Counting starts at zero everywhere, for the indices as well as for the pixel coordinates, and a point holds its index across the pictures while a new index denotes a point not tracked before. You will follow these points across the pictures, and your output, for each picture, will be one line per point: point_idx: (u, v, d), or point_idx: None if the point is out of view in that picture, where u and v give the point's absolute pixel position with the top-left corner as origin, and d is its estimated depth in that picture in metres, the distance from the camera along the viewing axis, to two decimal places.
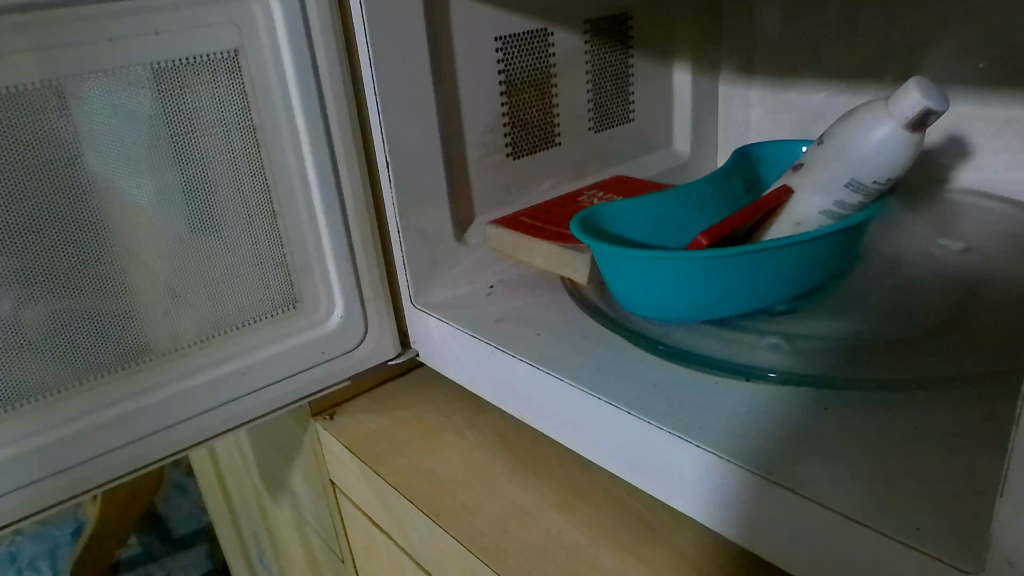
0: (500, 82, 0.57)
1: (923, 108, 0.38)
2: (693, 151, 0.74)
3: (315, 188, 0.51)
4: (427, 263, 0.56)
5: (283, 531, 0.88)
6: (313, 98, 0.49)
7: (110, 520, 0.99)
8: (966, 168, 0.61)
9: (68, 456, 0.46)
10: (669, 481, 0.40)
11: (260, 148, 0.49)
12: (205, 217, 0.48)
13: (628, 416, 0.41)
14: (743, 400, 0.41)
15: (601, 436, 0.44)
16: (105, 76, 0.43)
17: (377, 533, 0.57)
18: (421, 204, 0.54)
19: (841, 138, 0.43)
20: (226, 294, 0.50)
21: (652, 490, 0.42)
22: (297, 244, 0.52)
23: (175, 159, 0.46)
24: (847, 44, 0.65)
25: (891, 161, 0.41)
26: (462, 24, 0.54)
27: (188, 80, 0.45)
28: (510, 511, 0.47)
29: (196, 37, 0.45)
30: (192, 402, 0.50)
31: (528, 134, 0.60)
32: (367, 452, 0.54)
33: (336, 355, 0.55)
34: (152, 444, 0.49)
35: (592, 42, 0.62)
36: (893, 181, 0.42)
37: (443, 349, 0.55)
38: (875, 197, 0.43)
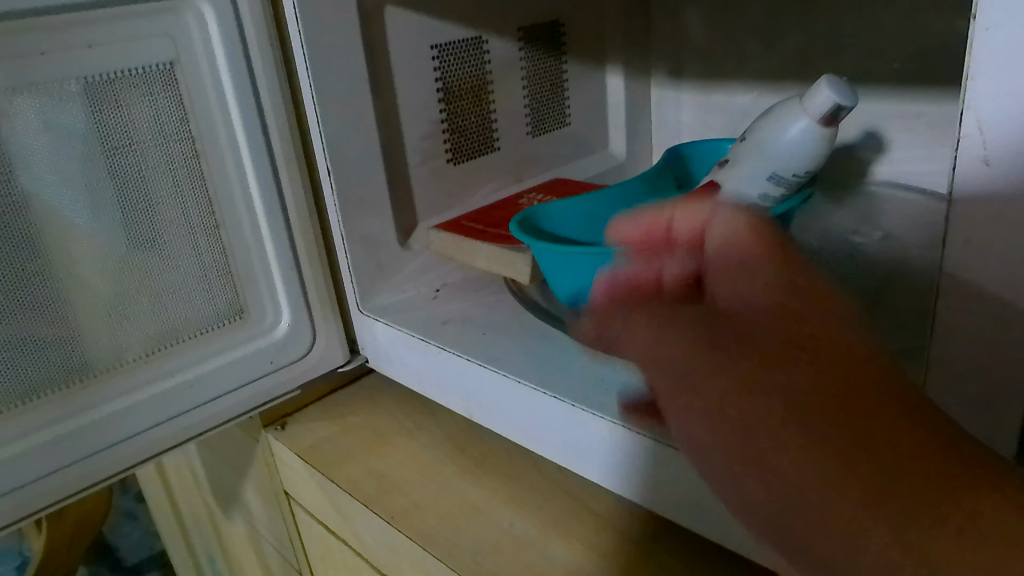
0: (438, 88, 0.58)
1: (835, 102, 0.42)
2: (629, 152, 0.77)
3: (258, 200, 0.51)
4: (372, 269, 0.56)
5: (236, 547, 0.87)
6: (251, 108, 0.49)
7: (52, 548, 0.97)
8: (879, 163, 0.65)
9: (13, 479, 0.45)
10: (610, 466, 0.42)
11: (200, 160, 0.49)
12: (145, 230, 0.48)
13: (571, 406, 0.43)
14: None
15: (546, 428, 0.45)
16: (36, 89, 0.43)
17: (332, 540, 0.57)
18: (364, 211, 0.55)
19: (759, 135, 0.45)
20: (169, 307, 0.50)
21: (596, 478, 0.43)
22: (241, 255, 0.52)
23: (113, 173, 0.46)
24: (769, 46, 0.68)
25: (807, 154, 0.44)
26: (398, 33, 0.55)
27: (123, 93, 0.45)
28: (462, 508, 0.48)
29: (131, 48, 0.45)
30: (139, 417, 0.50)
31: (467, 139, 0.62)
32: (320, 459, 0.55)
33: (284, 364, 0.55)
34: (99, 463, 0.48)
35: (526, 49, 0.64)
36: (810, 172, 0.45)
37: (391, 353, 0.56)
38: (793, 189, 0.46)
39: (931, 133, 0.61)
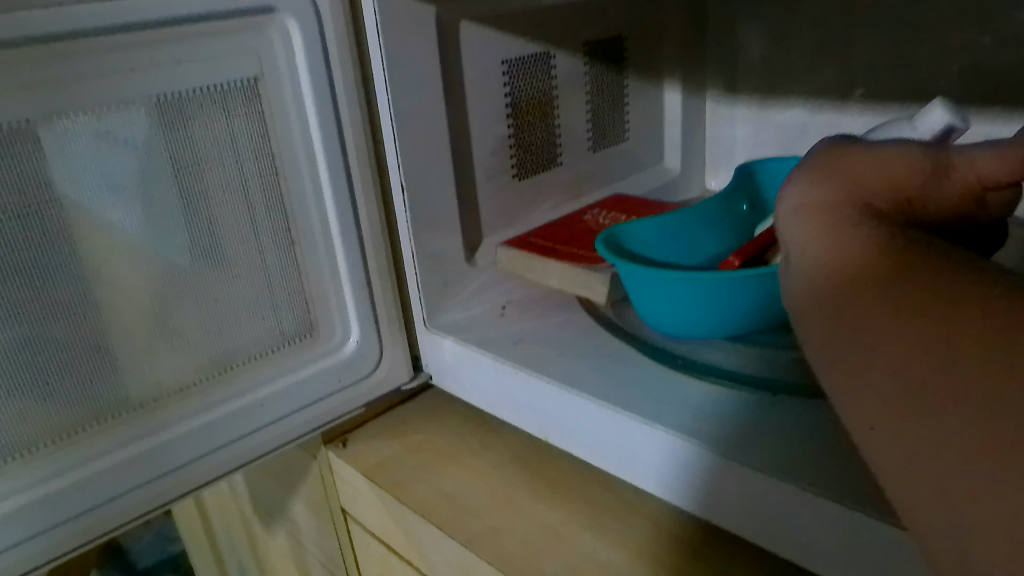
0: (506, 104, 0.58)
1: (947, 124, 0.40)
2: (682, 167, 0.76)
3: (333, 217, 0.51)
4: (439, 286, 0.56)
5: (274, 559, 0.86)
6: (330, 124, 0.48)
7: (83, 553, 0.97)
8: None
9: (87, 500, 0.44)
10: (701, 495, 0.41)
11: (275, 177, 0.49)
12: (217, 248, 0.48)
13: (662, 433, 0.42)
14: (770, 413, 0.42)
15: (630, 453, 0.44)
16: (119, 107, 0.42)
17: (394, 559, 0.57)
18: (434, 228, 0.54)
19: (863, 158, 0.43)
20: (238, 324, 0.50)
21: (686, 506, 0.43)
22: (312, 273, 0.52)
23: (189, 191, 0.46)
24: (831, 64, 0.67)
25: None
26: (470, 49, 0.54)
27: (202, 109, 0.45)
28: (540, 532, 0.47)
29: (215, 65, 0.44)
30: (208, 437, 0.49)
31: (532, 154, 0.61)
32: (386, 478, 0.54)
33: (351, 382, 0.55)
34: (170, 483, 0.48)
35: (590, 64, 0.63)
36: None
37: (458, 370, 0.55)
38: None
39: None
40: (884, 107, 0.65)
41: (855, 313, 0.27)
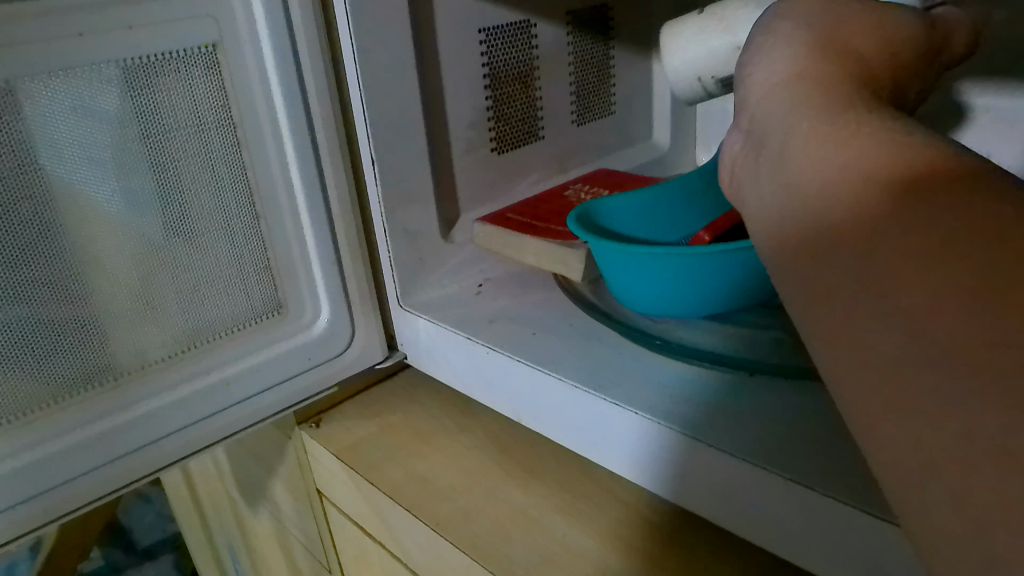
0: (485, 75, 0.56)
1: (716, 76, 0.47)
2: (672, 143, 0.74)
3: (299, 190, 0.49)
4: (414, 264, 0.54)
5: (258, 540, 0.86)
6: (294, 93, 0.47)
7: (74, 532, 0.97)
8: None
9: (46, 480, 0.43)
10: (676, 477, 0.40)
11: (239, 148, 0.47)
12: (183, 222, 0.46)
13: (635, 415, 0.41)
14: (747, 395, 0.40)
15: (602, 434, 0.43)
16: (71, 73, 0.40)
17: (368, 542, 0.56)
18: (407, 203, 0.52)
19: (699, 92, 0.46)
20: (205, 301, 0.48)
21: (654, 488, 0.41)
22: (280, 248, 0.50)
23: (152, 162, 0.44)
24: None
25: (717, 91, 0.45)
26: (445, 16, 0.52)
27: (162, 76, 0.43)
28: (512, 516, 0.46)
29: (172, 30, 0.43)
30: (174, 416, 0.48)
31: (512, 128, 0.59)
32: (358, 459, 0.53)
33: (323, 361, 0.53)
34: (131, 464, 0.46)
35: (574, 34, 0.61)
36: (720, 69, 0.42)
37: (433, 350, 0.54)
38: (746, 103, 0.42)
39: None
40: None
41: (849, 271, 0.21)
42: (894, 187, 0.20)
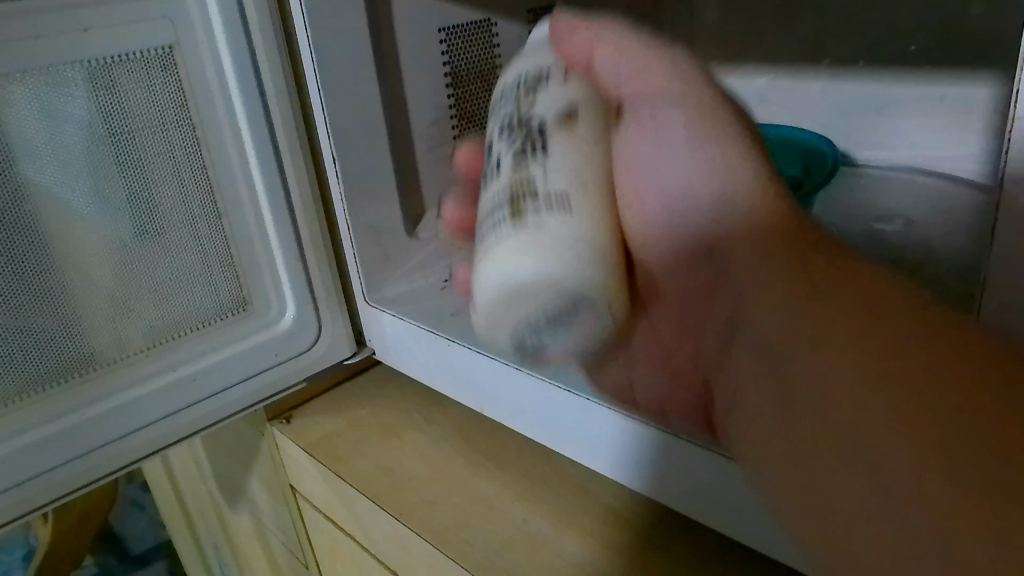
0: (446, 73, 0.57)
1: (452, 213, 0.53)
2: None
3: (261, 188, 0.50)
4: (378, 260, 0.55)
5: (241, 541, 0.87)
6: (252, 92, 0.48)
7: (62, 538, 0.98)
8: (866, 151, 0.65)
9: (14, 475, 0.44)
10: (643, 463, 0.41)
11: (201, 147, 0.48)
12: (148, 220, 0.47)
13: (587, 401, 0.42)
14: None
15: (561, 422, 0.45)
16: (29, 76, 0.41)
17: (339, 535, 0.56)
18: (370, 200, 0.53)
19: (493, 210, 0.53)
20: (172, 298, 0.49)
21: (610, 473, 0.43)
22: (243, 245, 0.51)
23: (115, 161, 0.45)
24: (786, 30, 0.66)
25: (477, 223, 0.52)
26: (404, 15, 0.53)
27: (122, 77, 0.44)
28: (475, 504, 0.47)
29: (129, 31, 0.43)
30: (142, 411, 0.48)
31: (476, 125, 0.60)
32: (326, 452, 0.54)
33: (290, 356, 0.54)
34: (100, 459, 0.47)
35: (536, 32, 0.62)
36: None
37: (398, 344, 0.55)
38: None
39: (954, 116, 0.58)
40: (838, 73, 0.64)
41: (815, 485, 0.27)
42: (807, 286, 0.29)
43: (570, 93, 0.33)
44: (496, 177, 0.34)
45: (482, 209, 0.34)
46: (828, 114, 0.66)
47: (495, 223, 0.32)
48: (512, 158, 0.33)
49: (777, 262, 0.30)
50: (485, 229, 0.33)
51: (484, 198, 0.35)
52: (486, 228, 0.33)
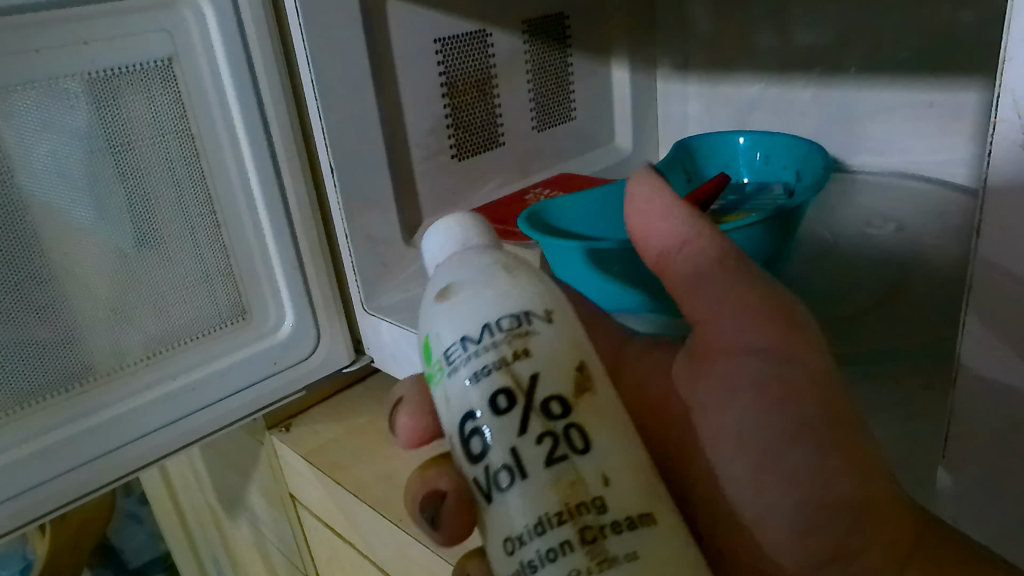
0: (441, 83, 0.57)
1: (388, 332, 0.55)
2: (635, 147, 0.76)
3: (259, 198, 0.51)
4: (376, 268, 0.55)
5: (240, 552, 0.87)
6: (251, 104, 0.48)
7: (60, 554, 0.98)
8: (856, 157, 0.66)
9: (15, 484, 0.44)
10: None
11: (200, 157, 0.48)
12: (147, 230, 0.47)
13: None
14: None
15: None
16: (30, 88, 0.42)
17: (339, 543, 0.56)
18: (366, 208, 0.54)
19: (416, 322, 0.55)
20: (171, 308, 0.49)
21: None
22: (242, 255, 0.52)
23: (115, 172, 0.45)
24: (776, 39, 0.67)
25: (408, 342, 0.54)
26: (400, 27, 0.54)
27: (121, 89, 0.44)
28: None
29: (128, 44, 0.44)
30: (142, 420, 0.49)
31: (472, 134, 0.61)
32: (325, 460, 0.54)
33: (288, 365, 0.54)
34: (100, 469, 0.47)
35: (530, 42, 0.63)
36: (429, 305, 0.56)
37: (396, 351, 0.55)
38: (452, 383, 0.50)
39: (944, 122, 0.59)
40: (829, 81, 0.65)
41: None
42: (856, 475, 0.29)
43: (552, 377, 0.26)
44: (480, 413, 0.26)
45: (456, 434, 0.27)
46: (820, 121, 0.67)
47: (504, 486, 0.26)
48: (499, 391, 0.26)
49: (802, 403, 0.29)
50: (497, 531, 0.26)
51: (451, 403, 0.27)
52: (512, 541, 0.25)
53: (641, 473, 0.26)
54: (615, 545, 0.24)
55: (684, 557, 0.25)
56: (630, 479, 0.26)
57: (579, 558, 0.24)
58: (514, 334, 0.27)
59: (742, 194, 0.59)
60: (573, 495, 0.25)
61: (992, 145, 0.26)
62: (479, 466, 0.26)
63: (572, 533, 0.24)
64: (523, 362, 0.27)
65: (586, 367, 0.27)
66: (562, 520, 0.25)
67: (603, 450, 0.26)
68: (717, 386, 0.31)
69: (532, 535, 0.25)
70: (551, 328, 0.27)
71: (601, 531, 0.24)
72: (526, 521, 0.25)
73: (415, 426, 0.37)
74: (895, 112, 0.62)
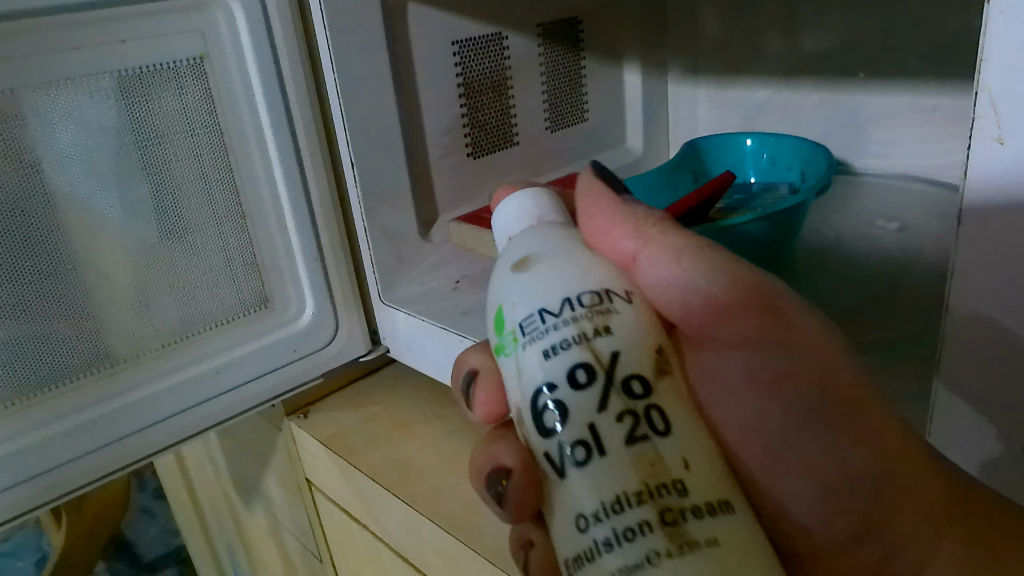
0: (458, 84, 0.59)
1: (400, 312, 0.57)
2: (645, 148, 0.78)
3: (283, 191, 0.53)
4: (393, 261, 0.57)
5: (254, 541, 0.89)
6: (277, 101, 0.51)
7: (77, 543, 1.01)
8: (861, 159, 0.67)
9: (48, 460, 0.47)
10: None
11: (227, 152, 0.51)
12: (176, 220, 0.50)
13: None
14: None
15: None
16: (71, 84, 0.44)
17: (353, 526, 0.58)
18: (384, 203, 0.56)
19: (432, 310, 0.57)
20: (196, 295, 0.52)
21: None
22: (266, 246, 0.54)
23: (147, 165, 0.48)
24: (785, 44, 0.69)
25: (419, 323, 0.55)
26: (419, 29, 0.56)
27: (154, 86, 0.47)
28: (485, 494, 0.49)
29: (162, 44, 0.46)
30: (168, 402, 0.51)
31: (487, 134, 0.63)
32: (342, 445, 0.56)
33: (307, 353, 0.57)
34: (127, 448, 0.50)
35: (544, 45, 0.65)
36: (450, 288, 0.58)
37: (411, 341, 0.57)
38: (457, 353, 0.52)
39: (949, 125, 0.61)
40: (836, 86, 0.66)
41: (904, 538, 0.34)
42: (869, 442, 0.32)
43: (633, 358, 0.27)
44: (557, 385, 0.26)
45: (529, 407, 0.27)
46: (826, 124, 0.68)
47: (579, 461, 0.26)
48: (579, 366, 0.26)
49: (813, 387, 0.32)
50: (567, 511, 0.26)
51: (524, 376, 0.28)
52: (585, 517, 0.25)
53: (716, 464, 0.26)
54: (694, 529, 0.24)
55: (759, 553, 0.25)
56: (711, 466, 0.26)
57: (657, 538, 0.24)
58: (595, 312, 0.27)
59: (747, 193, 0.61)
60: (653, 475, 0.25)
61: (970, 149, 0.28)
62: (552, 440, 0.26)
63: (652, 513, 0.24)
64: (604, 339, 0.27)
65: (664, 352, 0.28)
66: (641, 500, 0.25)
67: (681, 434, 0.26)
68: (720, 390, 0.33)
69: (609, 513, 0.25)
70: (628, 309, 0.28)
71: (681, 514, 0.24)
72: (602, 499, 0.25)
73: (490, 401, 0.39)
74: (899, 114, 0.63)
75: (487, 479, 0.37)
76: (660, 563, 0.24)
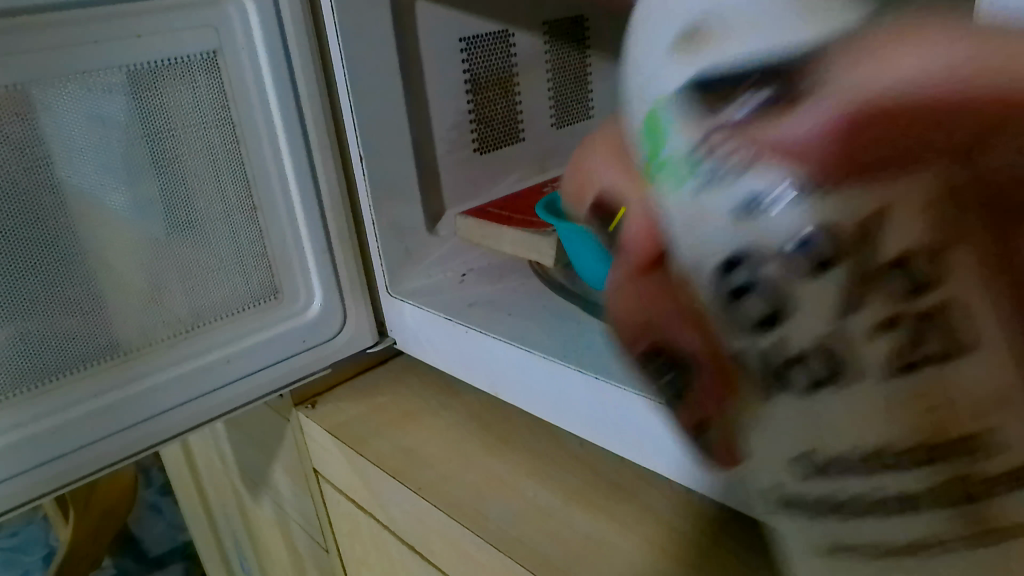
0: (465, 80, 0.60)
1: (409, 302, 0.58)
2: None
3: (293, 184, 0.54)
4: (401, 254, 0.58)
5: (261, 533, 0.90)
6: (288, 95, 0.52)
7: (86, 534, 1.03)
8: None
9: (63, 445, 0.47)
10: (647, 442, 0.43)
11: (238, 144, 0.52)
12: (188, 211, 0.51)
13: (620, 389, 0.43)
14: None
15: (613, 423, 0.44)
16: (87, 77, 0.45)
17: (360, 515, 0.59)
18: (392, 197, 0.57)
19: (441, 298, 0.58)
20: (207, 285, 0.53)
21: (668, 474, 0.43)
22: (276, 238, 0.55)
23: (160, 156, 0.49)
24: None
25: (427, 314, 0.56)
26: (428, 26, 0.57)
27: (168, 79, 0.48)
28: (490, 482, 0.50)
29: (176, 38, 0.48)
30: (179, 390, 0.52)
31: (493, 130, 0.64)
32: (349, 435, 0.57)
33: (316, 343, 0.58)
34: (140, 434, 0.51)
35: (551, 42, 0.66)
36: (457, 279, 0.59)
37: (418, 333, 0.58)
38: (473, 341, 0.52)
39: None
40: None
41: None
42: None
43: (915, 233, 0.18)
44: (755, 255, 0.20)
45: (713, 273, 0.21)
46: None
47: (810, 382, 0.21)
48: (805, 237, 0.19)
49: None
50: (815, 443, 0.21)
51: (699, 235, 0.21)
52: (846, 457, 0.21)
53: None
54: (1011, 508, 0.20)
55: None
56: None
57: (944, 513, 0.21)
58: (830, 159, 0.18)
59: None
60: (942, 424, 0.19)
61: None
62: (759, 337, 0.21)
63: (943, 477, 0.20)
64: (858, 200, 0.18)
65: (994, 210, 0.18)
66: (914, 456, 0.20)
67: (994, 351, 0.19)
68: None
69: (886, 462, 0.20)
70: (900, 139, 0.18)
71: (990, 486, 0.20)
72: (865, 442, 0.20)
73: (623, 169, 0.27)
74: None
75: (645, 354, 0.25)
76: (955, 544, 0.21)
